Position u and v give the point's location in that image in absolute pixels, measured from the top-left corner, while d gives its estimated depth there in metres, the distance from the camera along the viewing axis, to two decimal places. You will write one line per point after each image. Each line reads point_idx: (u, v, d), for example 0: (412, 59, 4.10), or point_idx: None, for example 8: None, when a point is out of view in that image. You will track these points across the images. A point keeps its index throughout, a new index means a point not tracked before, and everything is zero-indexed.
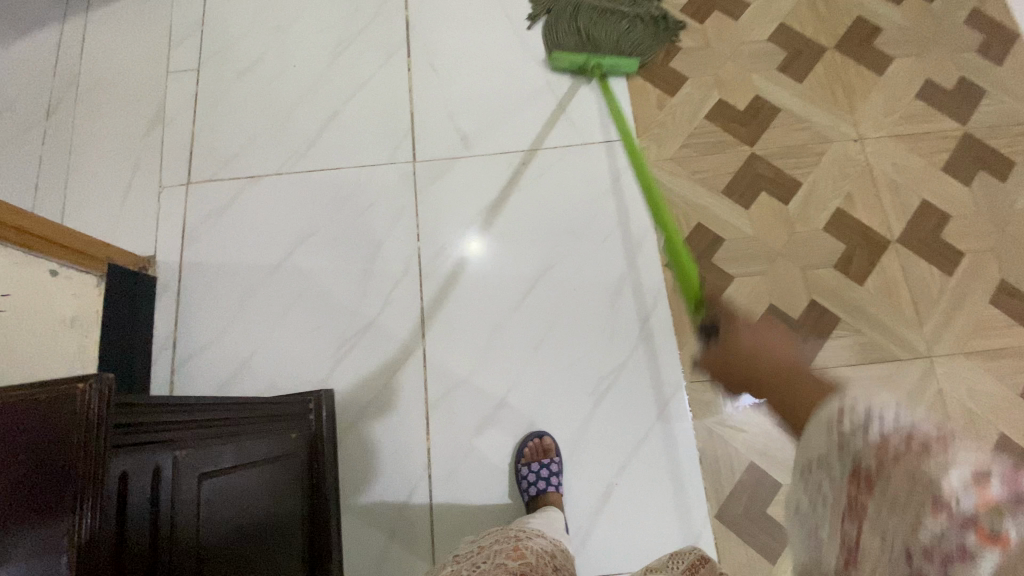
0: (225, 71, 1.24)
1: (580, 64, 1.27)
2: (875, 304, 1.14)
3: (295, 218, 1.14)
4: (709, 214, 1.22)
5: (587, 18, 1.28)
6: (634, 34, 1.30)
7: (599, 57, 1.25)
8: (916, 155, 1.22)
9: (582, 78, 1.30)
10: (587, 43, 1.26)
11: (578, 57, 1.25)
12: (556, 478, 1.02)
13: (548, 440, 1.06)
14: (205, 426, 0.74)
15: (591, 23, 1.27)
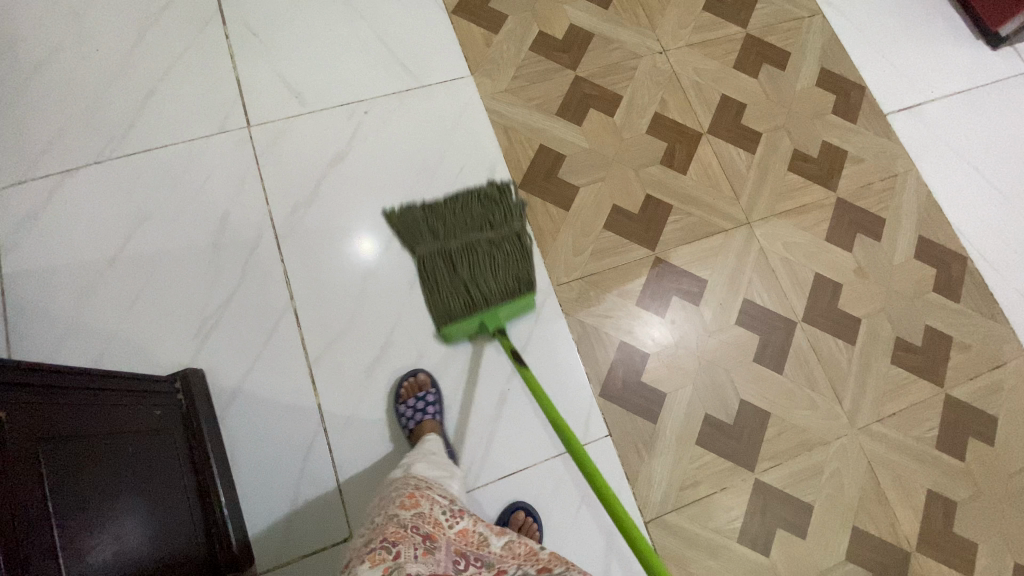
0: (19, 68, 1.21)
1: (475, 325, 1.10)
2: (700, 189, 1.27)
3: (124, 202, 1.12)
4: (548, 135, 1.29)
5: (458, 261, 1.13)
6: (509, 254, 1.15)
7: (492, 310, 1.09)
8: (711, 59, 1.39)
9: (480, 336, 1.13)
10: (474, 301, 1.10)
11: (471, 323, 1.08)
12: (433, 406, 1.05)
13: (422, 375, 1.09)
14: (39, 394, 0.67)
15: (469, 274, 1.11)
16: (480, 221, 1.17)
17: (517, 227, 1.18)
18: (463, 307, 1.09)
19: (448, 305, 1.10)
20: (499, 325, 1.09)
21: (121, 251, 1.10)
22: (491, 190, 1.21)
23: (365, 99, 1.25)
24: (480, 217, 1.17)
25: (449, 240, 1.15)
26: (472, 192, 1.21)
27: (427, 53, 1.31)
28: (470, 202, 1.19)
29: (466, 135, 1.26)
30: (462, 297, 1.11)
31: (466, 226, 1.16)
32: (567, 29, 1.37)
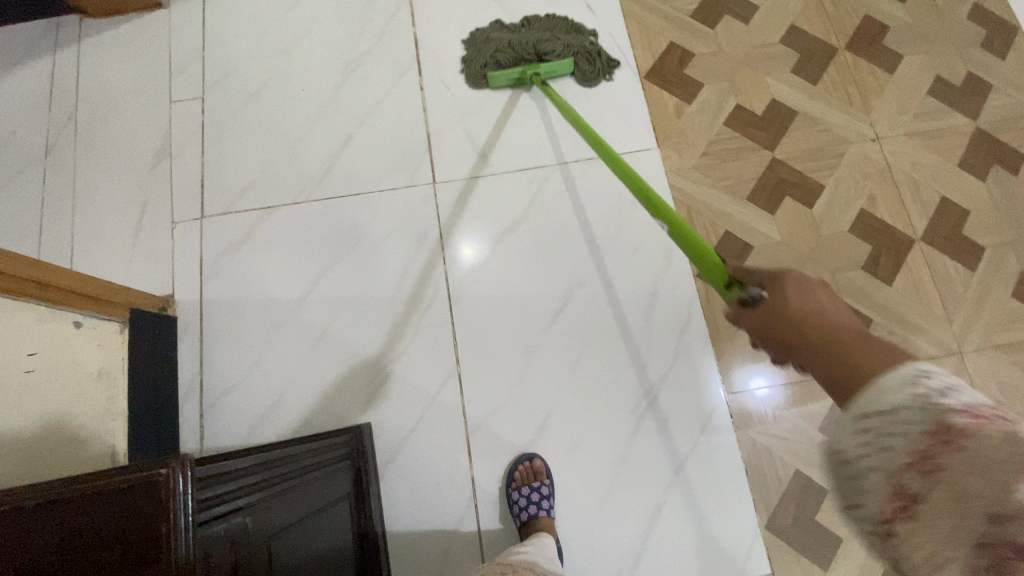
0: (230, 99, 1.29)
1: (518, 76, 1.23)
2: (904, 306, 1.13)
3: (316, 245, 1.17)
4: (736, 222, 1.18)
5: (523, 32, 1.27)
6: (569, 43, 1.26)
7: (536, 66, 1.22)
8: (932, 153, 1.23)
9: (522, 87, 1.27)
10: (522, 53, 1.23)
11: (514, 73, 1.22)
12: (547, 501, 1.00)
13: (538, 462, 1.05)
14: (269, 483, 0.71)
15: (525, 37, 1.24)
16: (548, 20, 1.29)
17: (587, 37, 1.28)
18: (510, 57, 1.23)
19: (498, 56, 1.24)
20: (537, 72, 1.21)
21: (307, 293, 1.15)
22: (571, 20, 1.29)
23: (569, 159, 1.22)
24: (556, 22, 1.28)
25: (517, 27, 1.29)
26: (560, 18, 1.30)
27: (615, 119, 1.25)
28: (550, 19, 1.29)
29: (648, 212, 1.19)
30: (513, 53, 1.24)
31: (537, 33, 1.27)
32: (768, 105, 1.26)
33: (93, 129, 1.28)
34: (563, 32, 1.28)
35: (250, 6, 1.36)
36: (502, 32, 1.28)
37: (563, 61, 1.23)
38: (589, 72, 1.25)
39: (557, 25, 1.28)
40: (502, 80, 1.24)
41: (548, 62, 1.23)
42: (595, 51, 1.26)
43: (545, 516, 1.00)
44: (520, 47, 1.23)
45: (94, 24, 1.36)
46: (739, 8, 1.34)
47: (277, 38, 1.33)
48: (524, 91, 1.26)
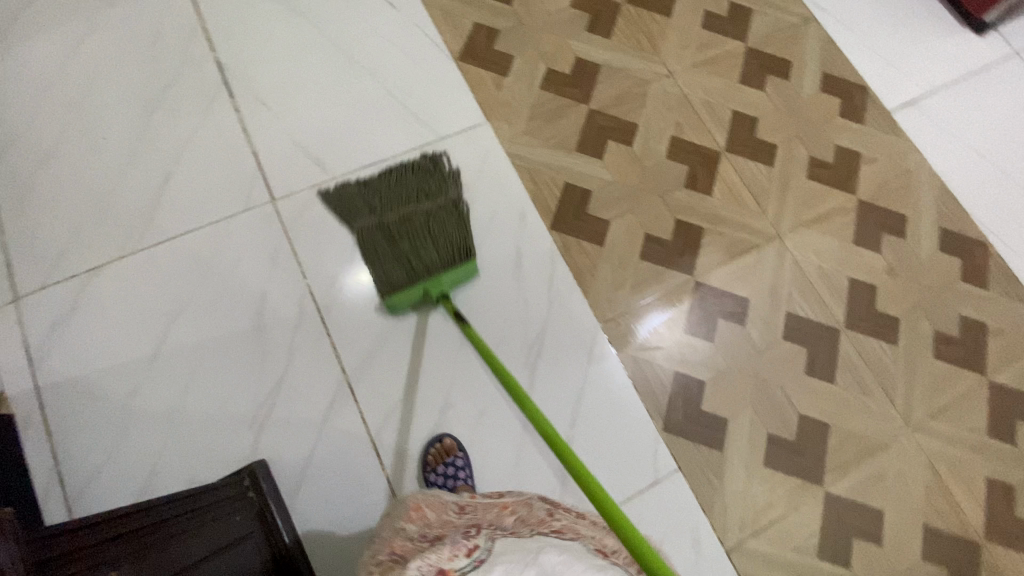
0: (22, 165, 1.17)
1: (421, 293, 1.09)
2: (727, 209, 1.28)
3: (159, 296, 1.09)
4: (571, 172, 1.28)
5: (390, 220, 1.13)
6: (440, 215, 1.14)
7: (438, 282, 1.08)
8: (718, 77, 1.41)
9: (428, 308, 1.14)
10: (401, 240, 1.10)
11: (414, 291, 1.08)
12: (465, 471, 1.03)
13: (448, 440, 1.06)
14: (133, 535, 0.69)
15: (407, 217, 1.13)
16: (417, 193, 1.17)
17: (454, 195, 1.18)
18: (403, 274, 1.08)
19: (390, 277, 1.08)
20: (443, 292, 1.09)
21: (160, 348, 1.07)
22: (431, 161, 1.22)
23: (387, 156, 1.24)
24: (409, 188, 1.17)
25: (386, 208, 1.15)
26: (405, 166, 1.22)
27: (440, 105, 1.30)
28: (410, 172, 1.20)
29: (491, 183, 1.26)
30: (405, 270, 1.09)
31: (400, 200, 1.16)
32: (574, 64, 1.38)
33: None
34: (429, 177, 1.20)
35: (22, 65, 1.25)
36: (370, 222, 1.14)
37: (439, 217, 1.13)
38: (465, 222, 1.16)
39: (413, 181, 1.19)
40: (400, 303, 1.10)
41: (446, 266, 1.09)
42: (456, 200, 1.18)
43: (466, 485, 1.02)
44: (414, 265, 1.08)
45: None
46: None
47: (61, 93, 1.22)
48: (429, 308, 1.14)
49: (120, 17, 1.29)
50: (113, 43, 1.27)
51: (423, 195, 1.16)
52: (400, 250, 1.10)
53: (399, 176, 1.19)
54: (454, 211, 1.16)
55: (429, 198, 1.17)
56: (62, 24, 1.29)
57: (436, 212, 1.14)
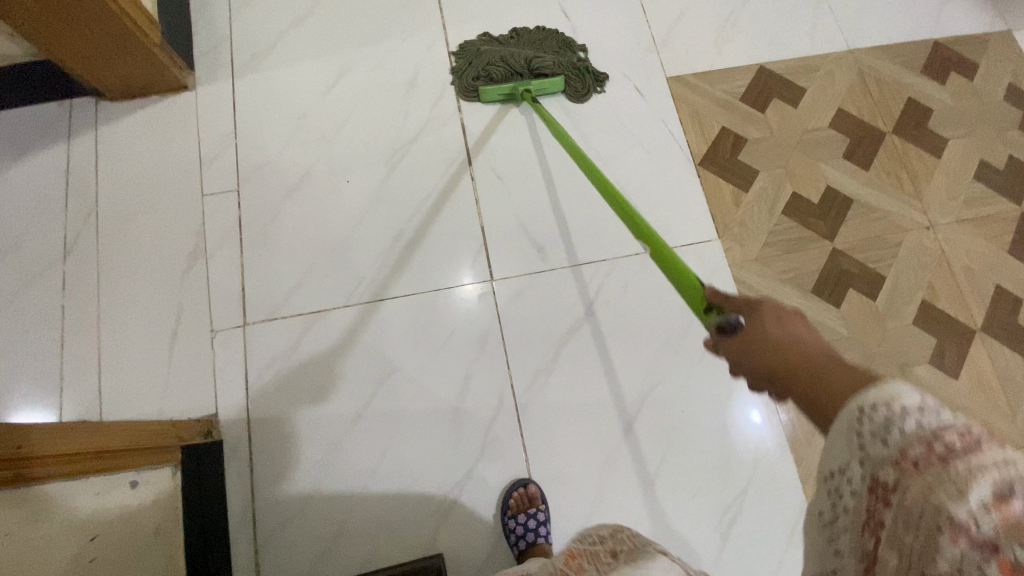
0: (270, 189, 1.22)
1: (510, 91, 1.26)
2: (972, 401, 1.13)
3: (371, 355, 1.11)
4: (802, 317, 1.16)
5: (512, 47, 1.30)
6: (558, 61, 1.29)
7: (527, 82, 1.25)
8: (985, 241, 1.24)
9: (513, 103, 1.29)
10: (515, 67, 1.26)
11: (506, 87, 1.25)
12: (544, 527, 0.99)
13: (533, 488, 1.03)
14: None
15: (518, 52, 1.28)
16: (548, 45, 1.31)
17: (578, 58, 1.30)
18: (503, 70, 1.26)
19: (491, 72, 1.27)
20: (528, 88, 1.24)
21: (365, 409, 1.08)
22: (563, 34, 1.33)
23: (606, 258, 1.19)
24: (548, 39, 1.31)
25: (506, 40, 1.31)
26: (551, 33, 1.33)
27: (674, 212, 1.23)
28: (541, 32, 1.32)
29: None
30: (504, 70, 1.27)
31: (532, 43, 1.31)
32: (823, 193, 1.25)
33: (118, 224, 1.19)
34: (554, 49, 1.31)
35: (283, 88, 1.29)
36: (494, 45, 1.30)
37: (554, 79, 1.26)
38: (581, 89, 1.28)
39: (551, 41, 1.32)
40: (494, 94, 1.27)
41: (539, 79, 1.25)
42: (583, 68, 1.29)
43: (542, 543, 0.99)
44: (511, 59, 1.27)
45: (109, 106, 1.26)
46: (788, 90, 1.33)
47: (315, 125, 1.27)
48: (514, 105, 1.29)
49: (377, 57, 1.32)
50: (367, 83, 1.30)
51: (541, 33, 1.32)
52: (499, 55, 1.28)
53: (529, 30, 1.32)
54: (560, 45, 1.31)
55: (555, 52, 1.31)
56: (323, 52, 1.32)
57: (545, 43, 1.31)
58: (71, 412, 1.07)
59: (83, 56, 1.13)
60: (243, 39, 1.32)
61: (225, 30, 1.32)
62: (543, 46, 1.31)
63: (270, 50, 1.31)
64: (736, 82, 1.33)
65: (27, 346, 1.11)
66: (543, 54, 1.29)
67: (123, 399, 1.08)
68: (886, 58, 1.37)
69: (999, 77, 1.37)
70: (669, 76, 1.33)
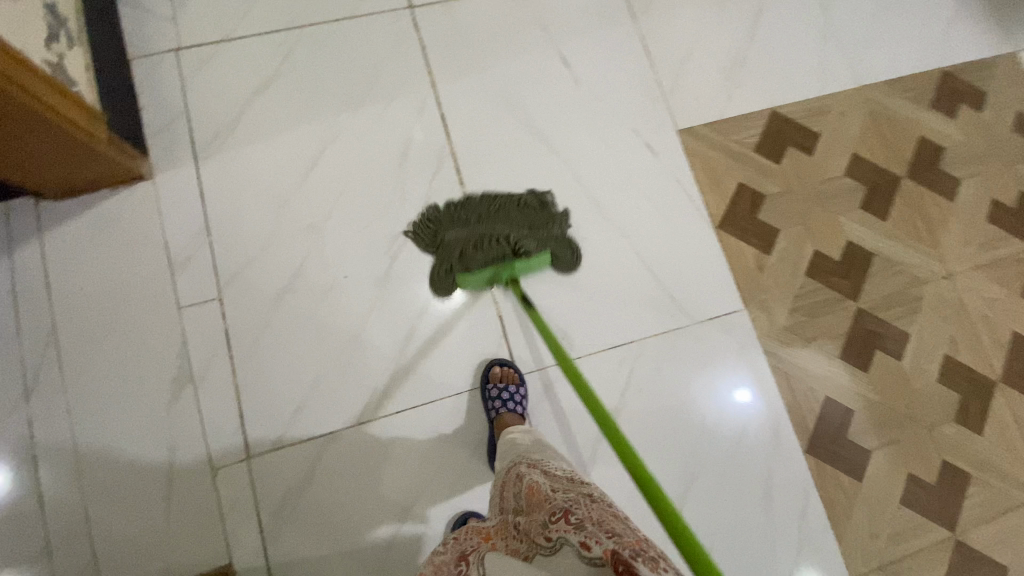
0: (258, 295, 1.09)
1: (491, 275, 1.10)
2: (996, 455, 1.14)
3: (395, 474, 1.04)
4: (833, 385, 1.14)
5: (488, 224, 1.13)
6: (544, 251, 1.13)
7: (511, 266, 1.09)
8: (998, 287, 1.23)
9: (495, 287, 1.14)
10: (494, 253, 1.10)
11: (486, 271, 1.09)
12: None
13: None
14: None
15: (493, 239, 1.11)
16: (523, 225, 1.15)
17: (557, 233, 1.16)
18: (480, 259, 1.10)
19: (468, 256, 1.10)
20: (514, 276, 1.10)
21: (393, 534, 1.02)
22: (536, 190, 1.19)
23: (622, 343, 1.13)
24: (522, 215, 1.15)
25: (472, 220, 1.14)
26: (513, 198, 1.17)
27: (698, 284, 1.17)
28: (506, 202, 1.16)
29: (744, 386, 1.13)
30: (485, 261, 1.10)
31: (503, 215, 1.14)
32: (845, 249, 1.21)
33: (84, 351, 1.04)
34: (527, 218, 1.15)
35: (259, 170, 1.13)
36: (462, 232, 1.13)
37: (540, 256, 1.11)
38: (567, 259, 1.15)
39: (523, 217, 1.15)
40: (476, 281, 1.11)
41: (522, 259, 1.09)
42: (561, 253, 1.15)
43: (512, 414, 1.03)
44: (488, 246, 1.10)
45: (50, 208, 1.08)
46: (801, 137, 1.27)
47: (302, 213, 1.12)
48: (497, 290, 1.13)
49: (362, 125, 1.17)
50: (353, 159, 1.15)
51: (524, 228, 1.14)
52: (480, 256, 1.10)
53: (502, 199, 1.15)
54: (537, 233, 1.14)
55: (531, 230, 1.15)
56: (298, 123, 1.15)
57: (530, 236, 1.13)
58: None
59: (14, 166, 0.95)
60: (203, 113, 1.14)
61: (182, 103, 1.14)
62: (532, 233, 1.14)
63: (237, 125, 1.14)
64: (748, 131, 1.26)
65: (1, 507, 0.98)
66: (520, 232, 1.13)
67: (123, 554, 0.98)
68: (895, 93, 1.32)
69: (1005, 106, 1.34)
70: (679, 128, 1.25)
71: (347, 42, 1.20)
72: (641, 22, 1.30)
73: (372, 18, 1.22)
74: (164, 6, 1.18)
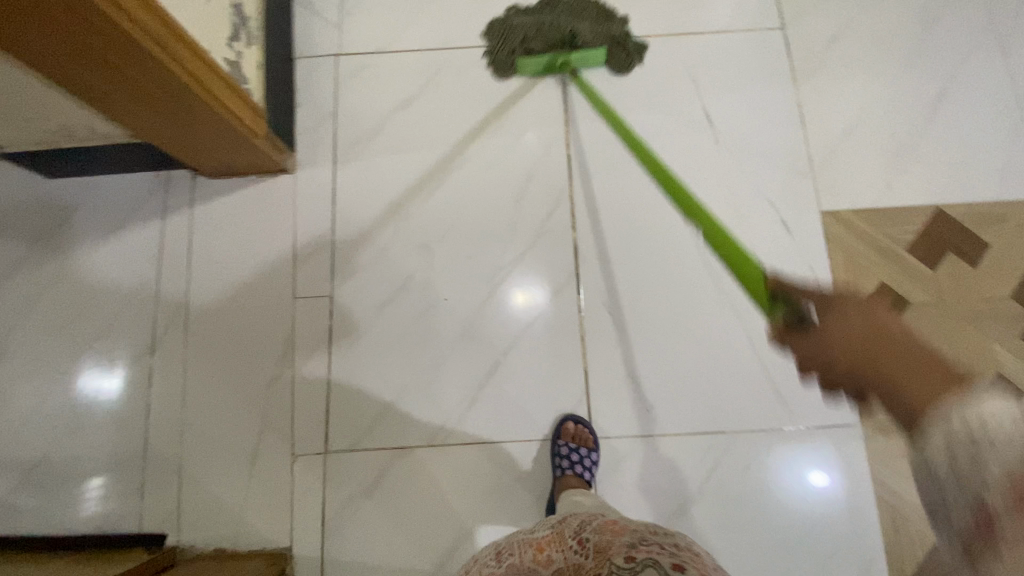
0: (363, 300, 1.13)
1: (547, 64, 1.17)
2: None
3: (455, 506, 1.05)
4: None
5: (550, 15, 1.17)
6: (598, 32, 1.17)
7: (568, 53, 1.14)
8: None
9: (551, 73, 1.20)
10: (554, 38, 1.14)
11: (544, 58, 1.15)
12: None
13: None
14: None
15: (557, 21, 1.15)
16: (585, 10, 1.19)
17: (618, 31, 1.19)
18: (540, 42, 1.15)
19: (529, 43, 1.16)
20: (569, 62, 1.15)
21: (441, 564, 1.03)
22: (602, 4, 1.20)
23: (710, 428, 1.06)
24: (585, 7, 1.19)
25: (541, 12, 1.18)
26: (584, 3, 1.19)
27: (809, 383, 1.07)
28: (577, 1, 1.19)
29: (839, 511, 1.02)
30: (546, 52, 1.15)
31: (569, 11, 1.17)
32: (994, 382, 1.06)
33: (207, 319, 1.14)
34: (591, 19, 1.19)
35: (387, 180, 1.17)
36: (526, 20, 1.17)
37: (596, 50, 1.15)
38: (625, 59, 1.19)
39: (591, 14, 1.19)
40: (532, 66, 1.17)
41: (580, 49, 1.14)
42: (619, 37, 1.19)
43: (578, 478, 1.00)
44: (547, 30, 1.15)
45: (204, 184, 1.19)
46: (967, 244, 1.12)
47: (418, 228, 1.16)
48: (551, 77, 1.20)
49: (491, 151, 1.18)
50: (475, 183, 1.17)
51: (586, 20, 1.18)
52: (540, 43, 1.15)
53: None
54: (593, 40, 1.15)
55: (593, 20, 1.19)
56: (432, 140, 1.19)
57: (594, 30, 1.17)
58: (152, 520, 1.07)
59: (182, 144, 1.05)
60: (348, 118, 1.20)
61: (331, 106, 1.20)
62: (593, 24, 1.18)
63: (376, 134, 1.19)
64: (902, 226, 1.13)
65: (115, 443, 1.10)
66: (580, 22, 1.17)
67: (202, 513, 1.07)
68: None
69: None
70: (822, 208, 1.15)
71: (493, 68, 1.21)
72: (802, 86, 1.20)
73: None
74: (333, 11, 1.25)
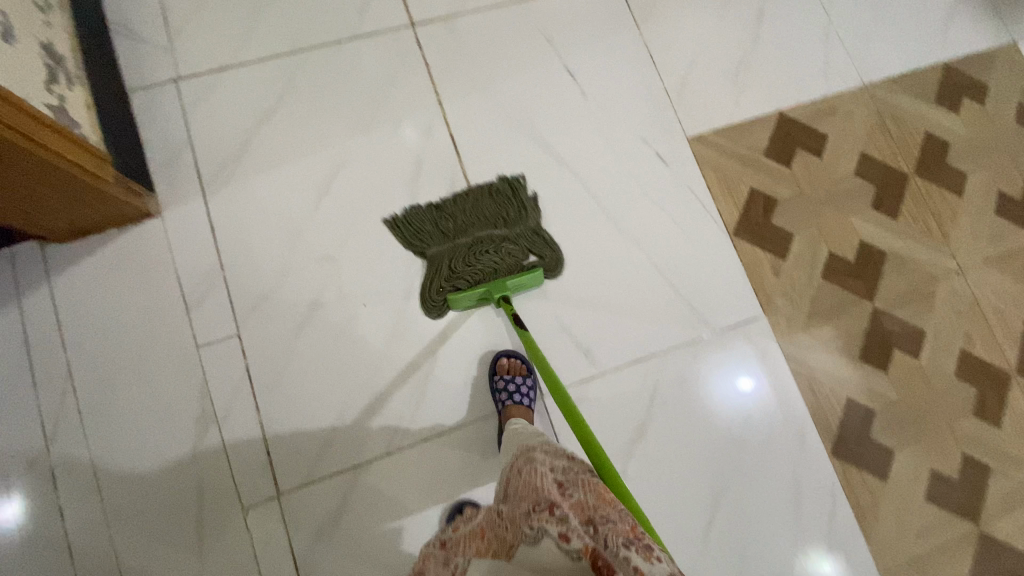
0: (277, 328, 1.07)
1: (483, 295, 1.08)
2: (1016, 446, 1.16)
3: (428, 503, 1.04)
4: (854, 387, 1.15)
5: (462, 235, 1.12)
6: (520, 253, 1.12)
7: (502, 284, 1.07)
8: (1009, 279, 1.24)
9: (404, 59, 1.19)
10: (483, 274, 1.09)
11: (477, 291, 1.07)
12: None
13: None
14: None
15: (474, 255, 1.11)
16: (493, 218, 1.14)
17: (532, 224, 1.15)
18: (470, 278, 1.09)
19: (458, 279, 1.09)
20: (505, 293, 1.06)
21: None
22: (518, 199, 1.16)
23: (646, 357, 1.13)
24: (488, 212, 1.14)
25: (456, 230, 1.12)
26: (483, 187, 1.16)
27: (717, 295, 1.17)
28: (476, 206, 1.14)
29: (768, 395, 1.14)
30: (472, 271, 1.10)
31: (477, 224, 1.13)
32: (858, 249, 1.22)
33: (103, 396, 1.02)
34: (502, 224, 1.14)
35: (270, 202, 1.11)
36: (442, 247, 1.12)
37: (531, 272, 1.09)
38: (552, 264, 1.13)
39: (491, 207, 1.14)
40: (466, 300, 1.08)
41: (513, 278, 1.08)
42: (538, 248, 1.14)
43: (518, 406, 1.04)
44: (466, 259, 1.10)
45: (57, 251, 1.05)
46: (810, 139, 1.27)
47: (316, 243, 1.11)
48: (489, 309, 1.11)
49: (371, 150, 1.15)
50: (364, 185, 1.14)
51: (502, 243, 1.12)
52: (470, 268, 1.10)
53: (460, 202, 1.13)
54: (523, 255, 1.12)
55: (505, 225, 1.14)
56: (306, 150, 1.14)
57: (509, 238, 1.13)
58: None
59: (17, 214, 0.92)
60: (208, 146, 1.11)
61: (186, 136, 1.11)
62: (510, 242, 1.12)
63: (244, 155, 1.12)
64: (756, 136, 1.26)
65: (29, 562, 0.96)
66: (512, 250, 1.12)
67: None
68: (899, 91, 1.33)
69: (1007, 97, 1.34)
70: (689, 136, 1.25)
71: (351, 65, 1.18)
72: (645, 29, 1.29)
73: (374, 40, 1.19)
74: (161, 35, 1.15)
